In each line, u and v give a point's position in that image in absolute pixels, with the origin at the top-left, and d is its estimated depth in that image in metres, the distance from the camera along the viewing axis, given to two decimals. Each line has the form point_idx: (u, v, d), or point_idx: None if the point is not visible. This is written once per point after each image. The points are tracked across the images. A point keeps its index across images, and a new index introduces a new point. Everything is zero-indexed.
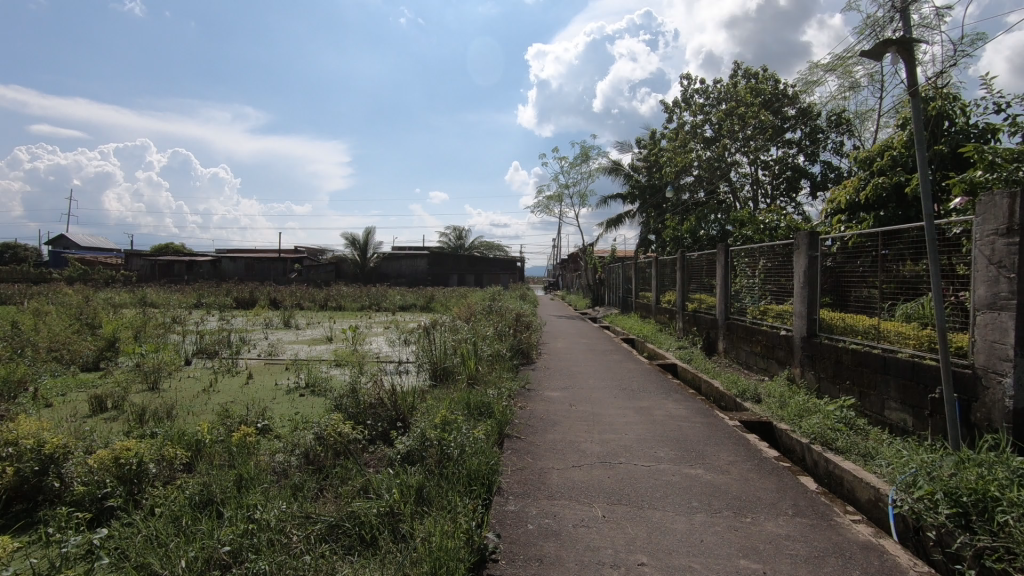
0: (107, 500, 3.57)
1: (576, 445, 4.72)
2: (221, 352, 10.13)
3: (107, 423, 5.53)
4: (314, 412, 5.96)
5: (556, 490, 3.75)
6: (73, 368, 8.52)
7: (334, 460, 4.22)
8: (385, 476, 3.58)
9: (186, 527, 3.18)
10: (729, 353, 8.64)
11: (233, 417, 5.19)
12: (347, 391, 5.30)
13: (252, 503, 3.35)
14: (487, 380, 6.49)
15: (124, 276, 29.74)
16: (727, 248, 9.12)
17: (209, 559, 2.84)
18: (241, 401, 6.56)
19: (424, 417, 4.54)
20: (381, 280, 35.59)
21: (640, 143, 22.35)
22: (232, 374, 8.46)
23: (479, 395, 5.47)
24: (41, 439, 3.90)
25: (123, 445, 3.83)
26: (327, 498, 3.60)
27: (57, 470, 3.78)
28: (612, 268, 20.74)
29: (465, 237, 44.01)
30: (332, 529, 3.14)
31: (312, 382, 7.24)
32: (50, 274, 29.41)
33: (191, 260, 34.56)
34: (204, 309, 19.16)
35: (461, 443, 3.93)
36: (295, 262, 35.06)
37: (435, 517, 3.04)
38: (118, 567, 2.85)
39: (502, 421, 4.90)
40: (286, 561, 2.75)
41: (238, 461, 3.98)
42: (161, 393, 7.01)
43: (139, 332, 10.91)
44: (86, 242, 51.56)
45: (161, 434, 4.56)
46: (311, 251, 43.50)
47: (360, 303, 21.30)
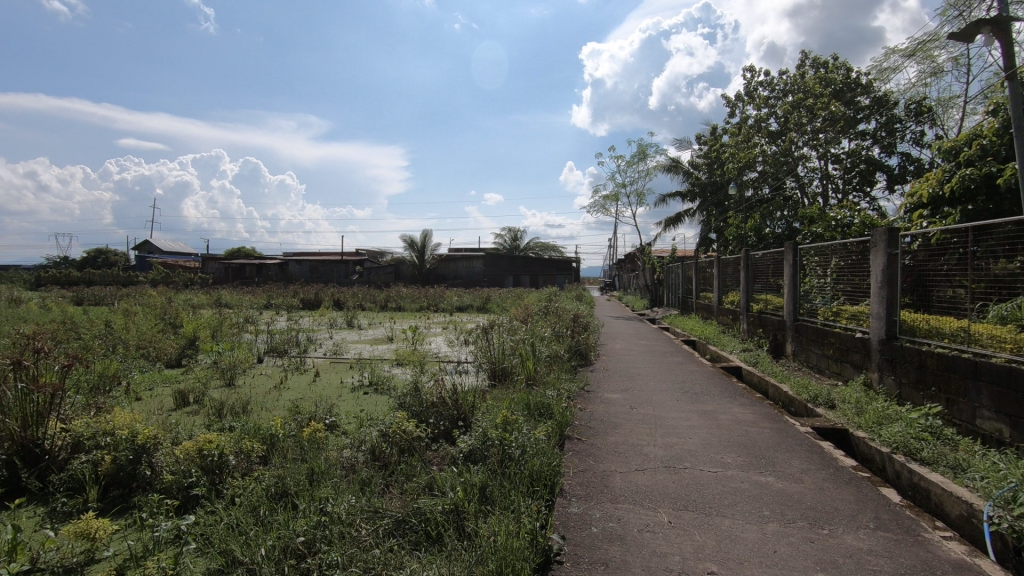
0: (192, 488, 3.81)
1: (639, 448, 4.63)
2: (289, 351, 10.61)
3: (190, 416, 5.90)
4: (378, 409, 6.16)
5: (619, 493, 3.69)
6: (159, 364, 9.13)
7: (399, 457, 4.32)
8: (449, 475, 3.64)
9: (264, 517, 3.34)
10: (798, 355, 8.25)
11: (303, 412, 5.43)
12: (410, 390, 5.41)
13: (323, 497, 3.48)
14: (546, 380, 6.50)
15: (201, 278, 31.76)
16: (796, 246, 8.72)
17: (286, 548, 2.98)
18: (310, 397, 6.85)
19: (485, 417, 4.57)
20: (438, 280, 36.27)
21: (700, 139, 21.71)
22: (300, 372, 8.84)
23: (539, 395, 5.48)
24: (134, 430, 4.19)
25: (206, 437, 4.06)
26: (393, 494, 3.70)
27: (148, 459, 4.05)
28: (672, 269, 20.21)
29: (521, 237, 44.17)
30: (399, 525, 3.22)
31: (376, 380, 7.47)
32: (137, 277, 31.80)
33: (261, 264, 36.49)
34: (274, 309, 20.17)
35: (523, 443, 3.93)
36: (356, 263, 36.36)
37: (499, 517, 3.06)
38: (204, 552, 3.03)
39: (563, 422, 4.88)
40: (356, 554, 2.84)
41: (310, 456, 4.15)
42: (238, 390, 7.43)
43: (217, 331, 11.58)
44: (168, 247, 55.07)
45: (239, 428, 4.82)
46: (372, 254, 44.93)
47: (419, 303, 21.82)
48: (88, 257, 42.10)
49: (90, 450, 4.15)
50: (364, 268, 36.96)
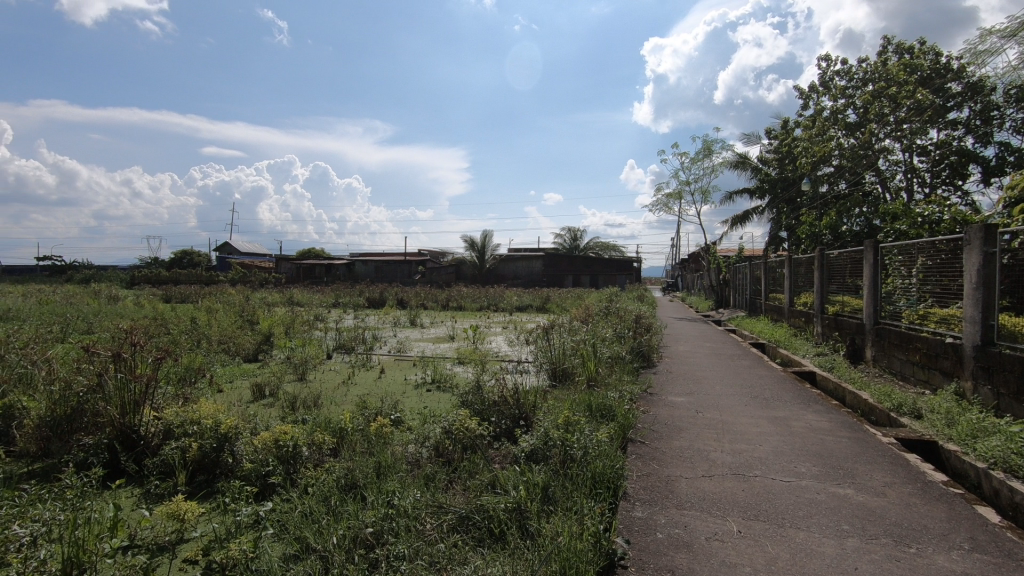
0: (269, 477, 4.01)
1: (705, 453, 4.49)
2: (356, 348, 10.99)
3: (266, 408, 6.24)
4: (441, 406, 6.29)
5: (685, 499, 3.59)
6: (238, 358, 9.69)
7: (462, 454, 4.38)
8: (512, 474, 3.67)
9: (335, 507, 3.48)
10: (879, 361, 7.75)
11: (370, 407, 5.62)
12: (472, 388, 5.48)
13: (390, 490, 3.58)
14: (607, 382, 6.40)
15: (275, 278, 33.47)
16: (877, 245, 8.19)
17: (355, 538, 3.09)
18: (376, 393, 7.08)
19: (547, 418, 4.56)
20: (498, 280, 36.52)
21: (770, 134, 20.78)
22: (367, 368, 9.13)
23: (601, 397, 5.41)
24: (218, 420, 4.46)
25: (281, 429, 4.27)
26: (457, 490, 3.76)
27: (231, 447, 4.31)
28: (739, 268, 19.46)
29: (581, 237, 43.80)
30: (463, 521, 3.27)
31: (438, 378, 7.62)
32: (217, 277, 33.91)
33: (329, 264, 38.04)
34: (341, 308, 20.98)
35: (585, 445, 3.90)
36: (419, 263, 37.21)
37: (561, 518, 3.05)
38: (281, 538, 3.19)
39: (626, 425, 4.79)
40: (422, 547, 2.91)
41: (377, 450, 4.28)
42: (309, 384, 7.79)
43: (289, 328, 12.16)
44: (246, 247, 58.49)
45: (311, 421, 5.04)
46: (434, 254, 45.86)
47: (479, 303, 22.06)
48: (175, 258, 45.29)
49: (179, 436, 4.47)
50: (426, 268, 37.75)
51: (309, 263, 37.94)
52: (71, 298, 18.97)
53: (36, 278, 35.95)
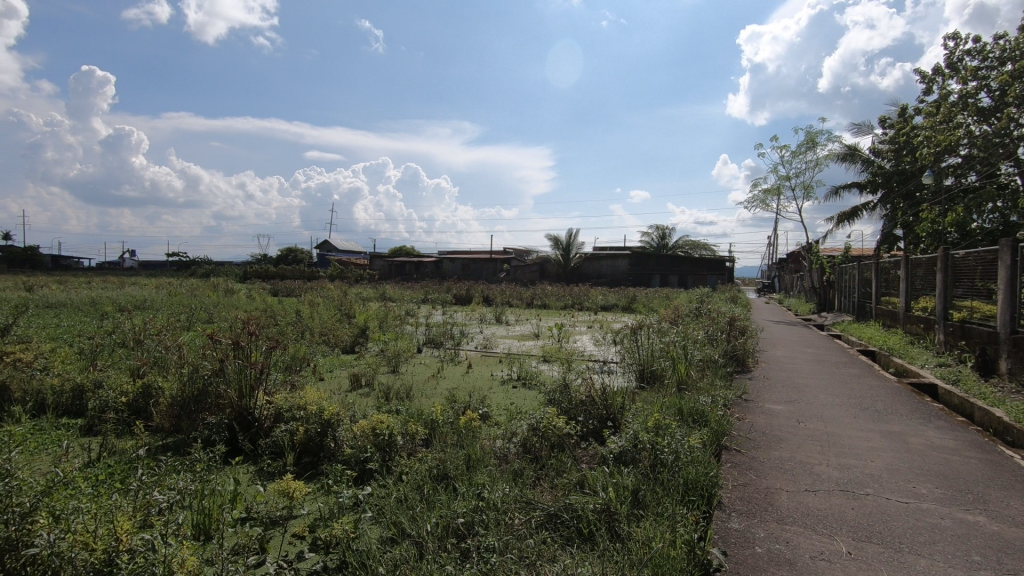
0: (367, 463, 4.24)
1: (809, 466, 4.20)
2: (445, 343, 11.32)
3: (362, 397, 6.61)
4: (528, 403, 6.34)
5: (787, 514, 3.38)
6: (337, 349, 10.30)
7: (550, 452, 4.40)
8: (600, 474, 3.64)
9: (428, 495, 3.62)
10: (1016, 375, 6.89)
11: (459, 401, 5.77)
12: (559, 386, 5.49)
13: (480, 483, 3.66)
14: (698, 386, 6.18)
15: (369, 274, 35.25)
16: (1015, 244, 7.28)
17: (447, 526, 3.19)
18: (464, 388, 7.26)
19: (636, 419, 4.46)
20: (583, 279, 36.05)
21: (885, 122, 19.02)
22: (455, 363, 9.38)
23: (692, 401, 5.22)
24: (322, 407, 4.78)
25: (378, 418, 4.49)
26: (544, 487, 3.78)
27: (333, 433, 4.59)
28: (846, 269, 18.02)
29: (669, 236, 42.41)
30: (552, 518, 3.28)
31: (524, 375, 7.69)
32: (317, 272, 36.20)
33: (419, 262, 39.48)
34: (430, 303, 21.73)
35: (676, 450, 3.78)
36: (504, 262, 37.67)
37: (653, 523, 2.99)
38: (379, 520, 3.36)
39: (720, 431, 4.58)
40: (512, 542, 2.95)
41: (467, 442, 4.39)
42: (402, 376, 8.15)
43: (383, 322, 12.76)
44: (343, 245, 62.05)
45: (405, 411, 5.26)
46: (519, 253, 46.18)
47: (563, 301, 21.98)
48: (282, 255, 48.77)
49: (289, 420, 4.83)
50: (511, 266, 38.10)
51: (400, 260, 39.57)
52: (194, 290, 20.94)
53: (166, 272, 40.19)
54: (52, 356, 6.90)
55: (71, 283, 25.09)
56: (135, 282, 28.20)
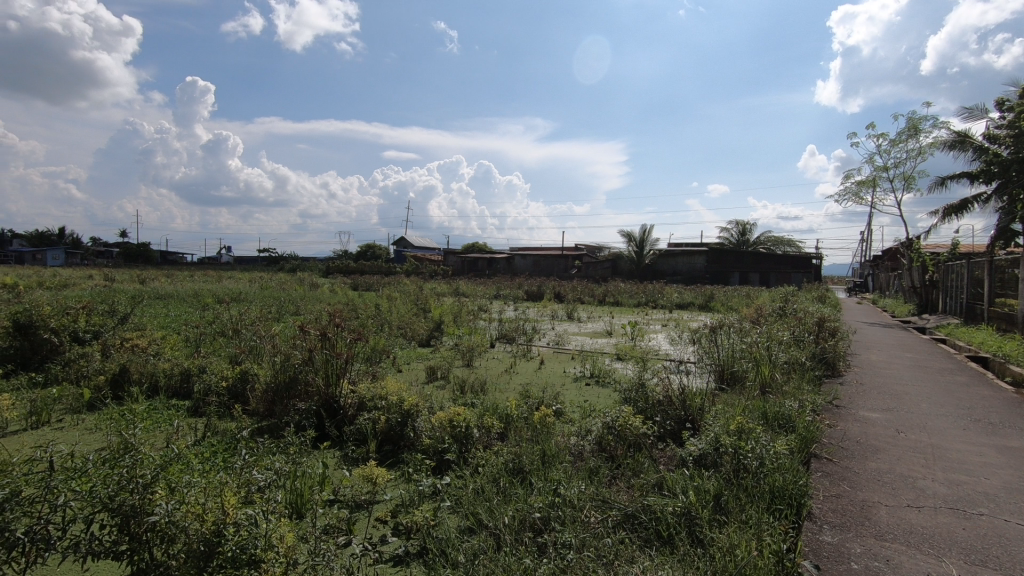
0: (445, 453, 4.35)
1: (912, 480, 3.88)
2: (517, 338, 11.42)
3: (439, 389, 6.80)
4: (602, 401, 6.29)
5: (887, 530, 3.15)
6: (414, 342, 10.64)
7: (626, 452, 4.33)
8: (680, 477, 3.54)
9: (504, 488, 3.66)
10: None
11: (533, 397, 5.81)
12: (635, 385, 5.39)
13: (555, 479, 3.66)
14: (784, 391, 5.87)
15: (443, 270, 36.10)
16: None
17: (524, 520, 3.21)
18: (538, 383, 7.31)
19: (718, 421, 4.30)
20: (657, 277, 35.19)
21: (1003, 105, 17.18)
22: (527, 359, 9.44)
23: (778, 404, 4.96)
24: (402, 398, 4.95)
25: (456, 411, 4.59)
26: (620, 487, 3.73)
27: (412, 423, 4.76)
28: (953, 267, 16.48)
29: (751, 232, 40.54)
30: (629, 519, 3.23)
31: (598, 373, 7.62)
32: (394, 268, 37.53)
33: (492, 258, 40.08)
34: (503, 299, 22.00)
35: (760, 455, 3.61)
36: (576, 258, 37.57)
37: (737, 530, 2.88)
38: (457, 510, 3.44)
39: (809, 438, 4.32)
40: (588, 540, 2.93)
41: (542, 438, 4.41)
42: (476, 370, 8.31)
43: (457, 317, 13.05)
44: (419, 241, 64.04)
45: (481, 405, 5.35)
46: (591, 249, 45.72)
47: (637, 299, 21.56)
48: (362, 251, 51.03)
49: (371, 409, 5.05)
50: (583, 262, 37.86)
51: (473, 257, 40.33)
52: (283, 284, 22.35)
53: (258, 267, 43.09)
54: (163, 342, 7.59)
55: (178, 277, 27.46)
56: (231, 276, 30.46)
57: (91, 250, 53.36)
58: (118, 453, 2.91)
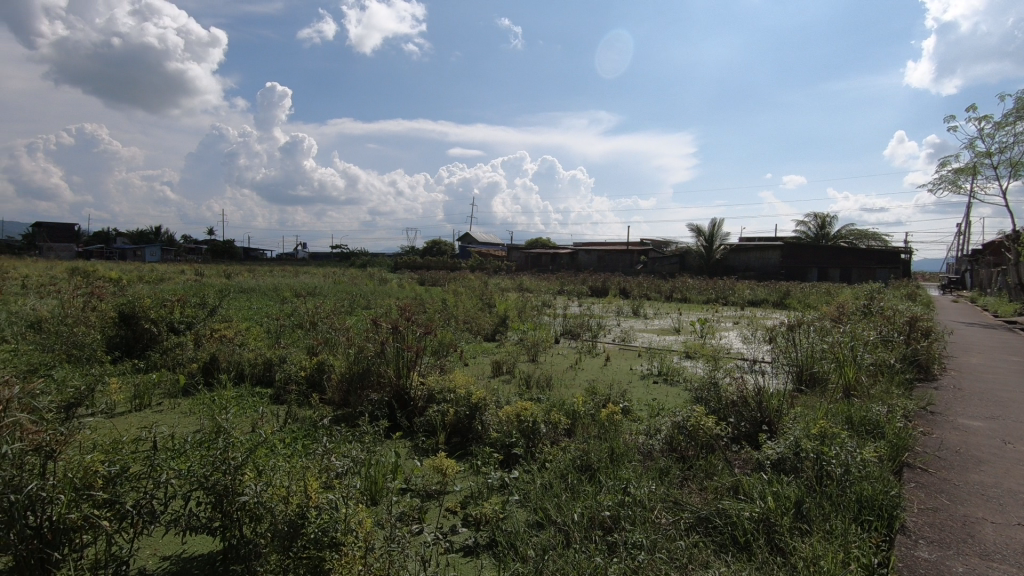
0: (512, 447, 4.37)
1: (1021, 497, 3.53)
2: (582, 334, 11.32)
3: (505, 384, 6.86)
4: (670, 400, 6.13)
5: (993, 549, 2.88)
6: (479, 337, 10.79)
7: (698, 453, 4.19)
8: (757, 481, 3.40)
9: (572, 485, 3.64)
10: None
11: (600, 393, 5.73)
12: (707, 384, 5.21)
13: (624, 478, 3.60)
14: (870, 395, 5.50)
15: (507, 265, 36.31)
16: None
17: (593, 517, 3.18)
18: (604, 380, 7.23)
19: (797, 424, 4.09)
20: (727, 272, 33.74)
21: None
22: (592, 355, 9.34)
23: (864, 409, 4.64)
24: (470, 392, 5.02)
25: (523, 406, 4.61)
26: (692, 489, 3.62)
27: (480, 416, 4.82)
28: None
29: (831, 225, 38.18)
30: (703, 522, 3.13)
31: (666, 371, 7.45)
32: (459, 263, 38.13)
33: (556, 253, 39.96)
34: (567, 295, 21.86)
35: (846, 462, 3.39)
36: (641, 253, 36.81)
37: (821, 540, 2.73)
38: (525, 505, 3.46)
39: (901, 446, 4.02)
40: (660, 542, 2.86)
41: (610, 436, 4.35)
42: (541, 365, 8.32)
43: (521, 312, 13.10)
44: (483, 237, 64.84)
45: (547, 400, 5.34)
46: (657, 244, 44.57)
47: (706, 295, 20.82)
48: (428, 248, 52.33)
49: (440, 402, 5.16)
50: (649, 258, 37.03)
51: (536, 252, 40.36)
52: (355, 279, 23.21)
53: (331, 262, 45.06)
54: (247, 334, 8.07)
55: (258, 271, 29.26)
56: (306, 271, 31.98)
57: (183, 247, 57.54)
58: (212, 436, 3.11)
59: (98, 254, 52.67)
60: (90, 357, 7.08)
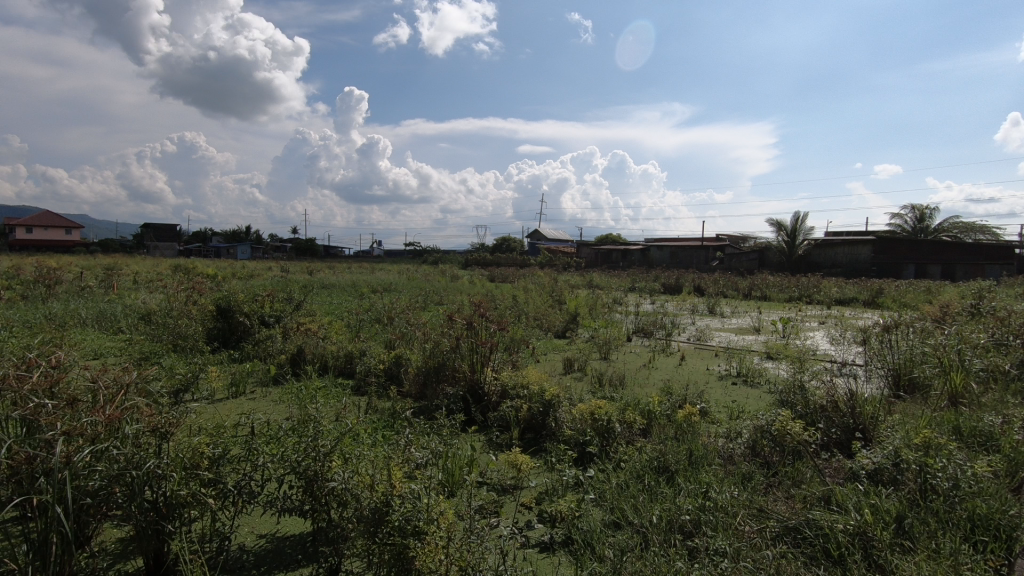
0: (587, 446, 4.34)
1: None
2: (655, 333, 11.05)
3: (577, 381, 6.82)
4: (752, 402, 5.87)
5: None
6: (550, 333, 10.78)
7: (783, 459, 3.98)
8: (852, 492, 3.18)
9: (649, 487, 3.56)
10: None
11: (676, 394, 5.57)
12: (792, 387, 4.94)
13: (705, 482, 3.49)
14: (981, 403, 5.02)
15: (576, 262, 36.07)
16: None
17: (672, 521, 3.10)
18: (680, 380, 7.02)
19: (897, 433, 3.79)
20: (811, 268, 31.82)
21: None
22: (667, 354, 9.10)
23: (974, 418, 4.24)
24: (544, 388, 5.03)
25: (597, 404, 4.56)
26: (778, 496, 3.45)
27: (554, 413, 4.82)
28: None
29: (932, 218, 35.12)
30: (791, 533, 2.98)
31: (746, 372, 7.13)
32: (528, 259, 38.28)
33: (626, 250, 39.29)
34: (638, 292, 21.41)
35: (954, 475, 3.11)
36: (717, 249, 35.47)
37: (927, 560, 2.52)
38: (601, 504, 3.43)
39: (1020, 461, 3.64)
40: (745, 550, 2.74)
41: (688, 437, 4.22)
42: (613, 363, 8.20)
43: (592, 309, 12.98)
44: (552, 234, 64.76)
45: (621, 399, 5.26)
46: (734, 240, 42.75)
47: (788, 293, 19.73)
48: (498, 245, 52.95)
49: (514, 397, 5.20)
50: (725, 254, 35.59)
51: (607, 248, 39.84)
52: (427, 275, 23.84)
53: (405, 259, 46.57)
54: (330, 327, 8.49)
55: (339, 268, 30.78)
56: (382, 268, 33.23)
57: (271, 245, 61.30)
58: (302, 423, 3.31)
59: (197, 252, 57.17)
60: (192, 347, 7.70)
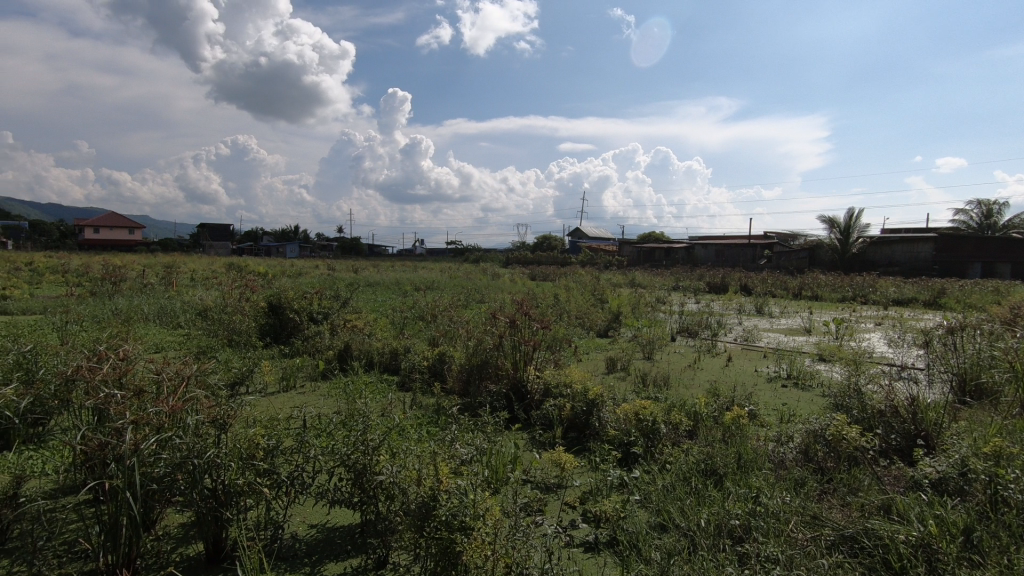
0: (632, 446, 4.29)
1: None
2: (700, 333, 10.81)
3: (620, 380, 6.75)
4: (804, 406, 5.67)
5: None
6: (592, 332, 10.70)
7: (839, 465, 3.83)
8: (914, 501, 3.03)
9: (696, 489, 3.49)
10: None
11: (723, 395, 5.44)
12: (848, 390, 4.74)
13: (755, 486, 3.39)
14: None
15: (618, 261, 35.63)
16: None
17: (720, 525, 3.03)
18: (727, 382, 6.84)
19: (964, 441, 3.59)
20: (865, 268, 30.25)
21: None
22: (713, 355, 8.89)
23: None
24: (587, 388, 4.99)
25: (642, 404, 4.50)
26: (834, 503, 3.32)
27: (597, 413, 4.78)
28: None
29: (1000, 213, 33.04)
30: (847, 542, 2.86)
31: (797, 374, 6.89)
32: (569, 258, 38.08)
33: (670, 248, 38.56)
34: (682, 291, 21.00)
35: None
36: (765, 247, 34.38)
37: None
38: (646, 505, 3.38)
39: None
40: (798, 557, 2.65)
41: (736, 440, 4.11)
42: (657, 363, 8.07)
43: (635, 308, 12.79)
44: (594, 233, 64.20)
45: (666, 400, 5.18)
46: (783, 238, 41.32)
47: (841, 293, 18.95)
48: (539, 243, 52.89)
49: (557, 396, 5.18)
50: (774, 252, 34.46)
51: (649, 247, 39.21)
52: (469, 274, 24.03)
53: (447, 258, 47.08)
54: (375, 324, 8.68)
55: (383, 267, 31.37)
56: (425, 266, 33.71)
57: (318, 244, 63.07)
58: (351, 418, 3.39)
59: (249, 251, 59.38)
60: (246, 342, 8.01)
